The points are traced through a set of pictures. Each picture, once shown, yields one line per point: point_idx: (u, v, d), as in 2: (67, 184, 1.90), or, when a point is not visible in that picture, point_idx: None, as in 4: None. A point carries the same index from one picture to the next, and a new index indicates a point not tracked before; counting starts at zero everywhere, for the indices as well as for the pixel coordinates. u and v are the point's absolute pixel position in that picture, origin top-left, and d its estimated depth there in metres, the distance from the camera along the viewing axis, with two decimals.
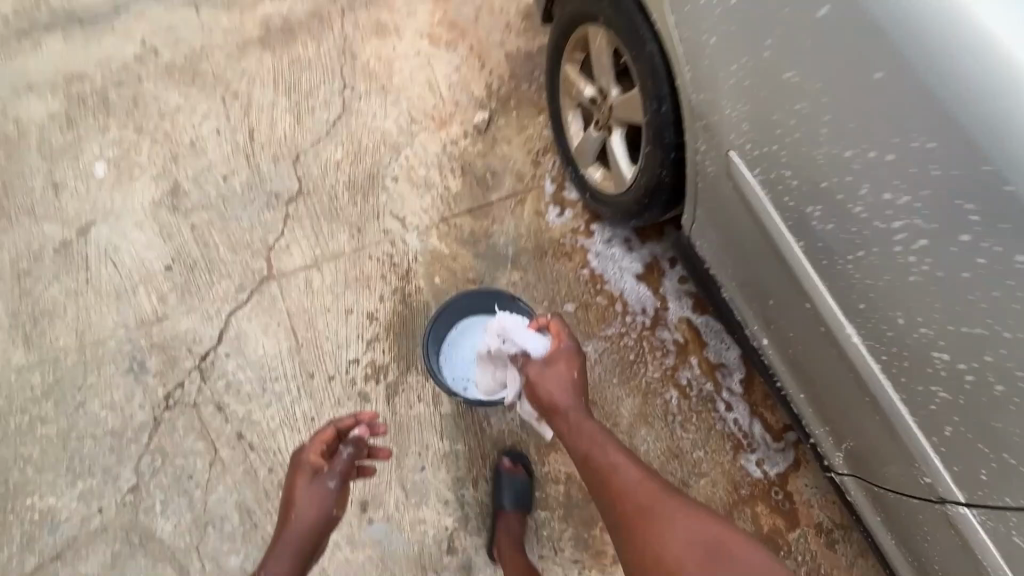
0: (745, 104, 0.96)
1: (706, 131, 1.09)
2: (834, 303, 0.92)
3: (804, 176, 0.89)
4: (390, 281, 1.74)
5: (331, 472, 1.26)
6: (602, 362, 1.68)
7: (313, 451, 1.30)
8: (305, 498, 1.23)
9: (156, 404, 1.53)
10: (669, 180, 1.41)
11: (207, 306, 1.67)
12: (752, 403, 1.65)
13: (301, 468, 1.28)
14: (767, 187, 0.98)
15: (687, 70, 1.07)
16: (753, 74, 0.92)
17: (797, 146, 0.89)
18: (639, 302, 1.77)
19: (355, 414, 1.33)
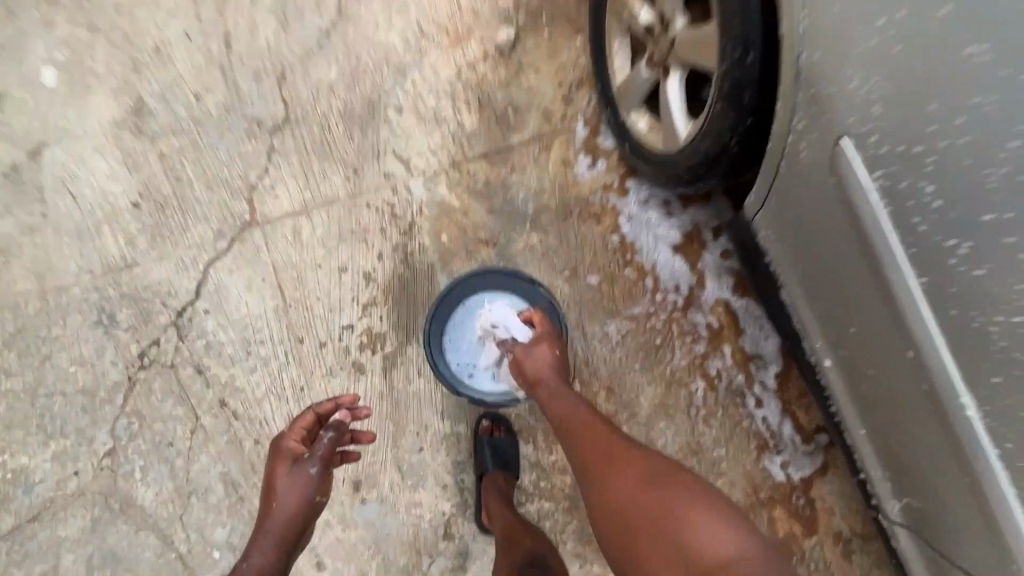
0: (887, 83, 0.74)
1: (812, 105, 0.84)
2: (953, 362, 0.78)
3: (953, 200, 0.72)
4: (390, 236, 1.52)
5: (311, 459, 1.16)
6: (625, 345, 1.50)
7: (294, 436, 1.20)
8: (284, 487, 1.14)
9: (130, 362, 1.39)
10: (737, 149, 1.13)
11: (183, 254, 1.47)
12: (785, 400, 1.50)
13: (281, 453, 1.19)
14: (893, 205, 0.78)
15: (804, 14, 0.80)
16: (912, 44, 0.70)
17: (952, 158, 0.71)
18: (672, 278, 1.56)
19: (335, 398, 1.20)
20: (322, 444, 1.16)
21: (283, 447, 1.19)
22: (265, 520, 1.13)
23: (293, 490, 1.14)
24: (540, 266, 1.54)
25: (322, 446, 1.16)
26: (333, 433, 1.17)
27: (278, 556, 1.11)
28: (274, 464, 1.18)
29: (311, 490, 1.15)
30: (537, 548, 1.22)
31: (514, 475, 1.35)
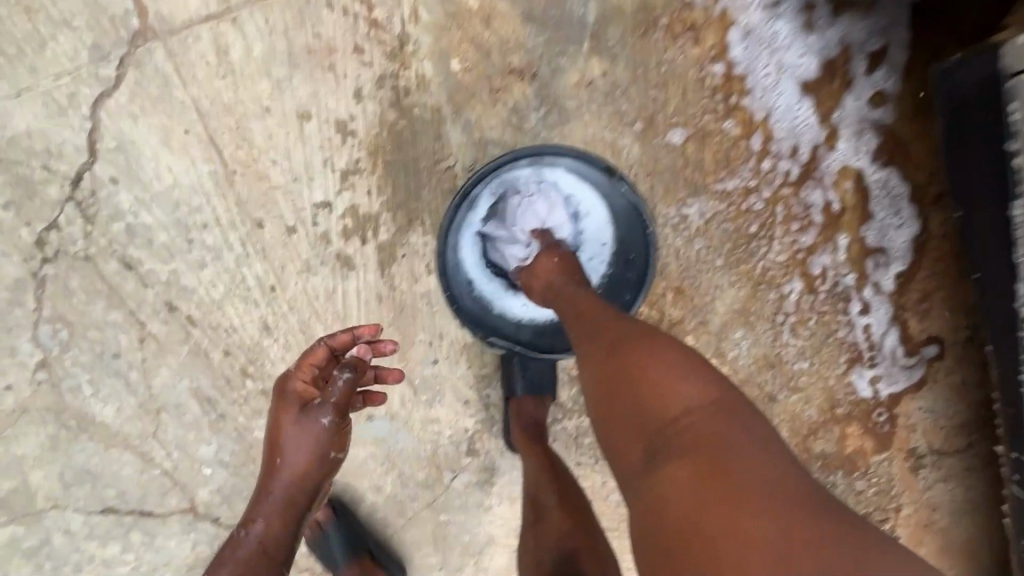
0: None
1: None
2: None
3: None
4: (372, 61, 0.98)
5: (324, 407, 0.91)
6: (708, 234, 1.09)
7: (301, 377, 0.94)
8: (292, 442, 0.91)
9: (27, 252, 1.01)
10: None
11: (52, 88, 0.95)
12: (900, 306, 1.17)
13: (285, 398, 0.93)
14: None
15: None
16: None
17: None
18: (791, 135, 1.07)
19: (353, 329, 0.93)
20: (338, 389, 0.91)
21: (289, 391, 0.93)
22: (270, 479, 0.93)
23: (306, 446, 0.92)
24: (600, 114, 1.02)
25: (338, 390, 0.91)
26: (351, 374, 0.90)
27: (290, 519, 0.93)
28: (278, 412, 0.93)
29: (327, 446, 0.93)
30: (567, 534, 0.96)
31: (548, 400, 1.09)
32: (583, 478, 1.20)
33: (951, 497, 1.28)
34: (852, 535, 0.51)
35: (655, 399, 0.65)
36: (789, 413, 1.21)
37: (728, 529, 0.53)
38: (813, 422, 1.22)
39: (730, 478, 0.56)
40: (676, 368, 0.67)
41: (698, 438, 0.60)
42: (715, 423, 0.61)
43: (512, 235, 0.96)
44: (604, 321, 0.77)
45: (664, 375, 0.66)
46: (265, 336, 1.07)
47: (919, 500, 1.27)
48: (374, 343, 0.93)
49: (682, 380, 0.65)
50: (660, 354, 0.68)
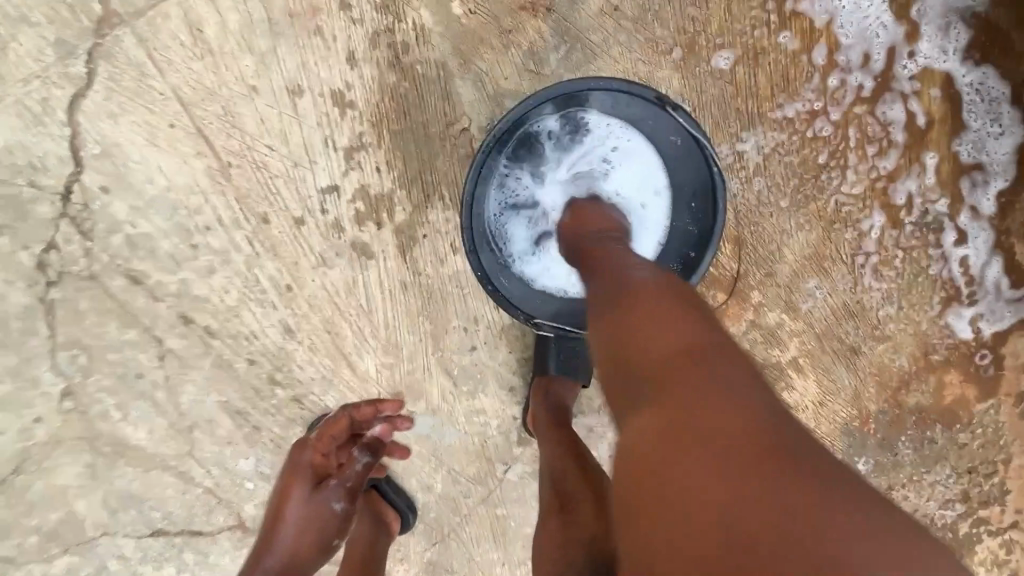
0: None
1: None
2: None
3: None
4: (363, 18, 0.85)
5: (337, 489, 0.92)
6: (769, 171, 0.94)
7: (316, 450, 0.92)
8: (299, 519, 0.89)
9: (31, 276, 0.95)
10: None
11: (24, 95, 0.87)
12: (1003, 228, 1.00)
13: (296, 470, 0.91)
14: None
15: None
16: None
17: None
18: (859, 40, 0.90)
19: (376, 404, 0.93)
20: (355, 471, 0.94)
21: (306, 464, 0.91)
22: (263, 552, 0.87)
23: (312, 521, 0.89)
24: (630, 46, 0.88)
25: (354, 472, 0.94)
26: (370, 458, 0.96)
27: None
28: (285, 483, 0.90)
29: (336, 524, 0.92)
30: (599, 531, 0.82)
31: (582, 384, 0.99)
32: None
33: None
34: (848, 509, 0.42)
35: (643, 354, 0.56)
36: (876, 366, 1.07)
37: (676, 491, 0.46)
38: (905, 372, 1.07)
39: (714, 442, 0.47)
40: (668, 307, 0.59)
41: (685, 390, 0.51)
42: (694, 376, 0.52)
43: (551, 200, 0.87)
44: (604, 270, 0.68)
45: (651, 326, 0.57)
46: (289, 341, 0.99)
47: None
48: (393, 420, 0.96)
49: (668, 327, 0.56)
50: (666, 308, 0.59)
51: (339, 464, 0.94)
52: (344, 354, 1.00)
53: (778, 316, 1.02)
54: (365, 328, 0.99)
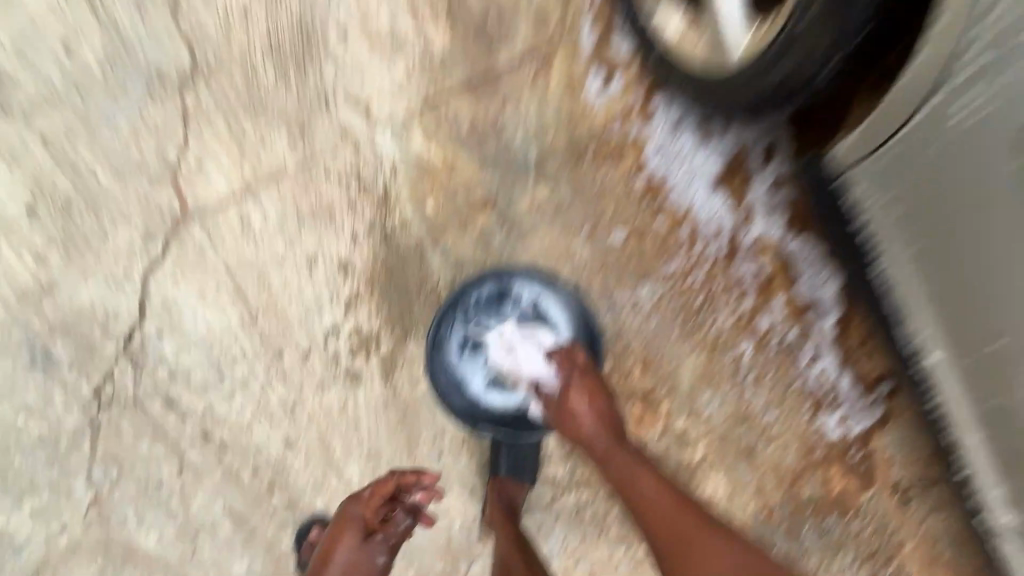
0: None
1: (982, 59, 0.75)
2: None
3: None
4: (363, 212, 1.22)
5: (382, 543, 1.10)
6: (660, 312, 1.28)
7: (368, 506, 1.11)
8: (346, 564, 1.08)
9: (86, 402, 1.19)
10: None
11: (111, 267, 1.18)
12: (844, 349, 1.31)
13: (349, 521, 1.10)
14: None
15: None
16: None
17: None
18: (711, 221, 1.28)
19: (418, 474, 1.11)
20: (399, 529, 1.12)
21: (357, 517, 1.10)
22: None
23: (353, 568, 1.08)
24: (552, 228, 1.25)
25: (397, 530, 1.12)
26: (411, 519, 1.12)
27: None
28: (338, 532, 1.09)
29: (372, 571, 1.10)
30: None
31: (529, 485, 1.20)
32: (589, 550, 1.27)
33: (946, 526, 1.33)
34: None
35: None
36: (770, 463, 1.31)
37: None
38: (795, 468, 1.32)
39: None
40: None
41: None
42: None
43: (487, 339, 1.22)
44: (674, 524, 0.94)
45: None
46: (289, 451, 1.22)
47: (917, 532, 1.33)
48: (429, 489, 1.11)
49: None
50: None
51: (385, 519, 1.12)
52: (333, 463, 1.22)
53: (684, 421, 1.28)
54: (352, 439, 1.23)
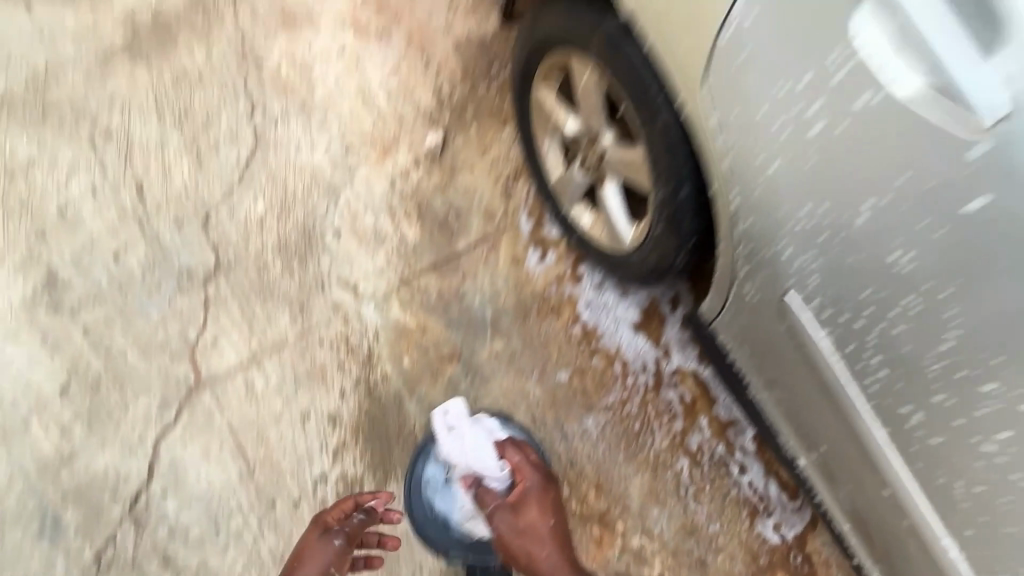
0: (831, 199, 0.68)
1: (745, 237, 0.82)
2: (909, 478, 0.84)
3: (897, 349, 0.73)
4: (351, 371, 1.47)
5: (339, 532, 1.13)
6: (605, 439, 1.51)
7: (331, 510, 1.18)
8: (303, 553, 1.11)
9: (88, 566, 1.30)
10: (693, 161, 0.94)
11: (127, 435, 1.37)
12: (767, 460, 1.52)
13: (314, 524, 1.17)
14: (841, 344, 0.80)
15: (721, 148, 0.76)
16: (828, 177, 0.67)
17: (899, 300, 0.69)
18: (639, 358, 1.56)
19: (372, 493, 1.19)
20: (354, 524, 1.15)
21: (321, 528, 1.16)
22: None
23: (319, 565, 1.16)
24: (508, 374, 1.52)
25: (353, 526, 1.15)
26: (365, 517, 1.16)
27: None
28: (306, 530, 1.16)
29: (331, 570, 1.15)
30: None
31: None
32: None
33: None
34: None
35: None
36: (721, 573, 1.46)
37: None
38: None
39: None
40: None
41: None
42: None
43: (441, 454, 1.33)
44: None
45: None
46: None
47: None
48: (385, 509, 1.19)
49: None
50: None
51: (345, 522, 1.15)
52: None
53: (639, 539, 1.45)
54: None
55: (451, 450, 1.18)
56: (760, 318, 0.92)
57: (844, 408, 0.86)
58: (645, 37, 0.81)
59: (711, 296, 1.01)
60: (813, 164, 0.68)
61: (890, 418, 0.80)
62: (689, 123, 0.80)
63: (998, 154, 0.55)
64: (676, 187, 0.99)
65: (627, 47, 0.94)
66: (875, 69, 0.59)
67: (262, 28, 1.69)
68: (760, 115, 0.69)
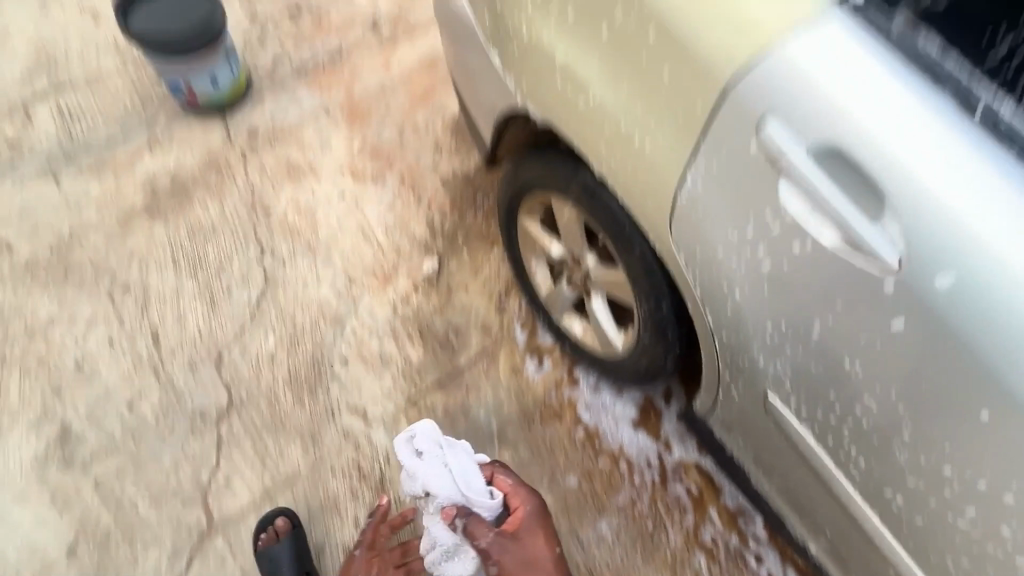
0: (776, 312, 0.79)
1: (724, 348, 0.94)
2: (908, 558, 0.87)
3: (862, 438, 0.80)
4: (364, 498, 1.49)
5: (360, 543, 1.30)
6: (621, 542, 1.52)
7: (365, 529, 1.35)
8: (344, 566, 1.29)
9: None
10: (666, 278, 1.10)
11: None
12: (781, 547, 1.54)
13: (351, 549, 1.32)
14: (815, 433, 0.87)
15: (687, 272, 0.90)
16: (771, 294, 0.78)
17: (851, 394, 0.76)
18: (642, 455, 1.62)
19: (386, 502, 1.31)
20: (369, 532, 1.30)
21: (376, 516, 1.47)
22: None
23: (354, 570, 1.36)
24: None
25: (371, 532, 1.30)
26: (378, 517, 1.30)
27: None
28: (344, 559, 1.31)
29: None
30: None
31: None
32: None
33: None
34: None
35: None
36: None
37: None
38: None
39: None
40: None
41: None
42: None
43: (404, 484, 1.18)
44: None
45: None
46: None
47: None
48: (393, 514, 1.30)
49: None
50: None
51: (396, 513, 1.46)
52: None
53: None
54: None
55: (441, 477, 1.11)
56: (749, 411, 1.02)
57: (841, 497, 0.92)
58: (614, 186, 0.95)
59: (703, 393, 1.13)
60: (768, 292, 0.78)
61: (876, 500, 0.85)
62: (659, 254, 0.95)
63: (911, 289, 0.62)
64: (657, 304, 1.14)
65: (600, 195, 1.12)
66: (795, 223, 0.70)
67: (270, 182, 1.89)
68: (720, 254, 0.82)
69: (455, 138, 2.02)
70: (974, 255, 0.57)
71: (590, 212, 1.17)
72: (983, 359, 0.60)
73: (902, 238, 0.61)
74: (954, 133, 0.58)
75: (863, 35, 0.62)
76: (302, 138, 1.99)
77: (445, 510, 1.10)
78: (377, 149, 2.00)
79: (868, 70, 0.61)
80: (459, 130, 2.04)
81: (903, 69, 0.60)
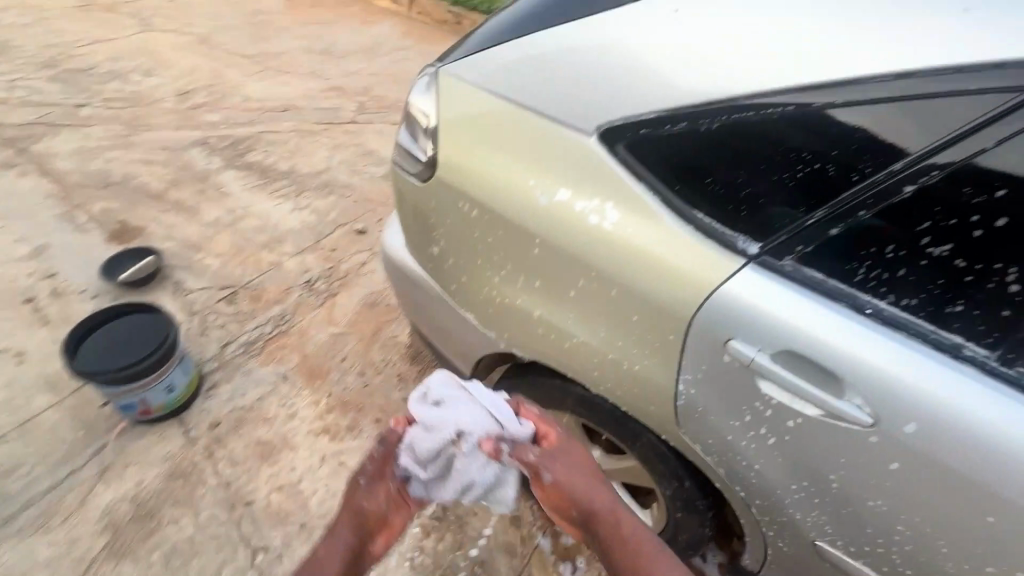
0: (797, 476, 0.94)
1: (764, 512, 1.05)
2: None
3: (916, 562, 0.90)
4: None
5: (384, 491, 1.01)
6: None
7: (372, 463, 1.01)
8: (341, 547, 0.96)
9: None
10: (678, 456, 1.22)
11: None
12: None
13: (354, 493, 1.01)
14: (873, 567, 0.97)
15: (708, 457, 1.04)
16: (787, 462, 0.93)
17: (888, 528, 0.89)
18: None
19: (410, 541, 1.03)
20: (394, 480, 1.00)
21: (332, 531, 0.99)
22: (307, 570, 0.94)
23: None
24: None
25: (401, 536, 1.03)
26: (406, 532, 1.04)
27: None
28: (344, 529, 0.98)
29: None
30: None
31: None
32: None
33: None
34: None
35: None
36: None
37: None
38: None
39: None
40: None
41: None
42: None
43: (425, 429, 0.96)
44: (624, 537, 0.93)
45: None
46: None
47: None
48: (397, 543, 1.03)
49: None
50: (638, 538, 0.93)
51: (374, 515, 1.00)
52: None
53: None
54: None
55: (477, 414, 0.96)
56: (807, 562, 1.09)
57: None
58: (615, 401, 1.13)
59: (754, 556, 1.19)
60: (783, 460, 0.94)
61: None
62: (676, 447, 1.10)
63: (892, 437, 0.80)
64: (680, 481, 1.24)
65: (596, 400, 1.27)
66: (782, 405, 0.89)
67: (243, 471, 1.83)
68: (730, 438, 0.98)
69: (416, 364, 2.14)
70: (921, 405, 0.77)
71: (588, 416, 1.32)
72: (970, 475, 0.76)
73: (866, 403, 0.81)
74: (863, 328, 0.80)
75: (770, 275, 0.86)
76: (266, 412, 1.99)
77: (484, 443, 0.94)
78: (344, 399, 2.04)
79: (787, 298, 0.84)
80: (418, 355, 2.17)
81: (803, 292, 0.84)
